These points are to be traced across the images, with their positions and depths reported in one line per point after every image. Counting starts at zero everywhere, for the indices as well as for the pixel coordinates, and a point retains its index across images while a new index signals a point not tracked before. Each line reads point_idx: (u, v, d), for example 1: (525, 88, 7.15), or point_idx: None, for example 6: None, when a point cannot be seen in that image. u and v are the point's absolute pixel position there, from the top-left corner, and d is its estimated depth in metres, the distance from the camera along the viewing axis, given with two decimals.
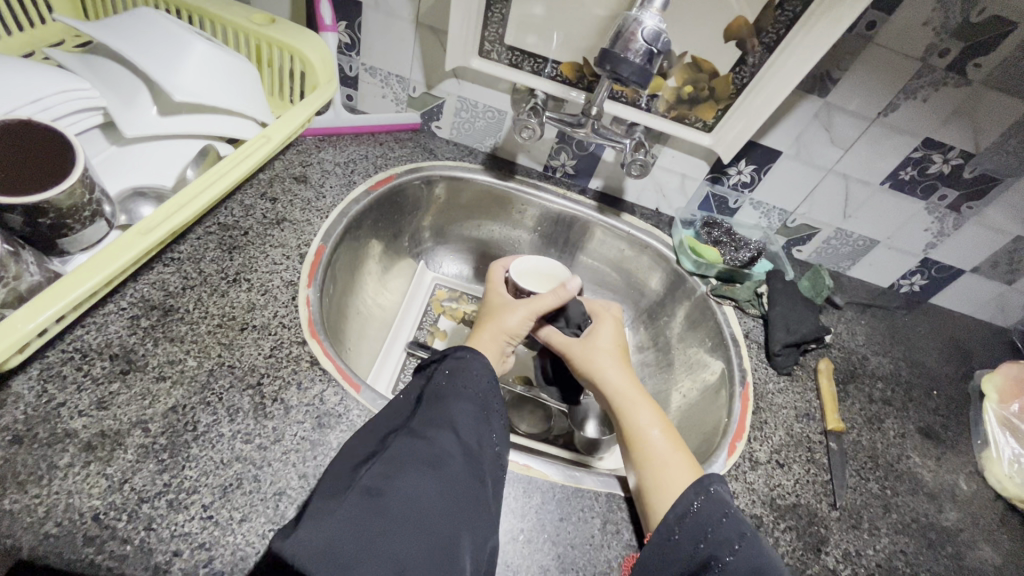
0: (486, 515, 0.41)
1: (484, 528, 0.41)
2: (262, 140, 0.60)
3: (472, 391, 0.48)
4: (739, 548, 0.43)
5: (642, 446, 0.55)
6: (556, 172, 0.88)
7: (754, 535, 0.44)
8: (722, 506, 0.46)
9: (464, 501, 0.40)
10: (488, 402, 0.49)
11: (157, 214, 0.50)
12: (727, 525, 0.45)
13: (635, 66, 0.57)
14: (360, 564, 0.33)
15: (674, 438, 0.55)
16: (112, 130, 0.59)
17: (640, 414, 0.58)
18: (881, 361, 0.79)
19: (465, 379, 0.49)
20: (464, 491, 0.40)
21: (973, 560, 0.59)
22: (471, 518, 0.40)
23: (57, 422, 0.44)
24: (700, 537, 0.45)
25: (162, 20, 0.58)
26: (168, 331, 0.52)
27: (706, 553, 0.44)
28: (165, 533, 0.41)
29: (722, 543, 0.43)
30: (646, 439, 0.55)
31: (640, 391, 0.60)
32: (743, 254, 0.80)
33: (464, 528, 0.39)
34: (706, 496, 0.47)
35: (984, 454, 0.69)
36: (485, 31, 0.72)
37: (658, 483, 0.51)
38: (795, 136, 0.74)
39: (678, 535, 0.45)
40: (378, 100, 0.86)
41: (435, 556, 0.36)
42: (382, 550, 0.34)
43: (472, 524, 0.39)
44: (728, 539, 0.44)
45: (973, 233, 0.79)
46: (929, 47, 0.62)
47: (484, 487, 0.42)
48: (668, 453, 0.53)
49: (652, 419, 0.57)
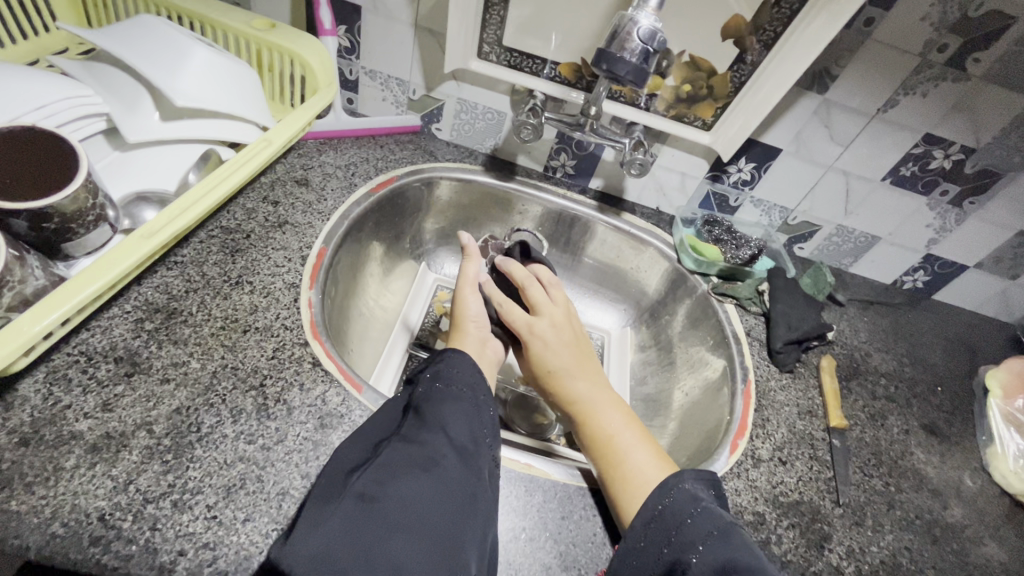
0: (484, 511, 0.42)
1: (483, 523, 0.41)
2: (263, 144, 0.60)
3: (458, 389, 0.49)
4: (703, 548, 0.43)
5: (608, 450, 0.54)
6: (557, 172, 0.88)
7: (723, 533, 0.43)
8: (689, 505, 0.46)
9: (460, 499, 0.40)
10: (478, 394, 0.50)
11: (161, 217, 0.50)
12: (691, 527, 0.44)
13: (631, 65, 0.57)
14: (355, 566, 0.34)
15: (643, 437, 0.55)
16: (115, 136, 0.60)
17: (608, 416, 0.57)
18: (884, 358, 0.78)
19: (449, 376, 0.50)
20: (459, 489, 0.41)
21: (978, 557, 0.59)
22: (469, 516, 0.40)
23: (63, 424, 0.45)
24: (664, 542, 0.45)
25: (163, 26, 0.59)
26: (172, 333, 0.53)
27: (672, 557, 0.44)
28: (170, 533, 0.42)
29: (687, 546, 0.43)
30: (614, 442, 0.55)
31: (608, 392, 0.60)
32: (744, 251, 0.81)
33: (464, 529, 0.39)
34: (671, 497, 0.47)
35: (989, 450, 0.69)
36: (484, 33, 0.72)
37: (628, 487, 0.51)
38: (795, 134, 0.74)
39: (645, 540, 0.46)
40: (379, 103, 0.87)
41: (436, 554, 0.36)
42: (377, 552, 0.35)
43: (470, 522, 0.40)
44: (692, 541, 0.43)
45: (975, 228, 0.79)
46: (928, 43, 0.62)
47: (481, 484, 0.43)
48: (638, 454, 0.53)
49: (620, 420, 0.57)
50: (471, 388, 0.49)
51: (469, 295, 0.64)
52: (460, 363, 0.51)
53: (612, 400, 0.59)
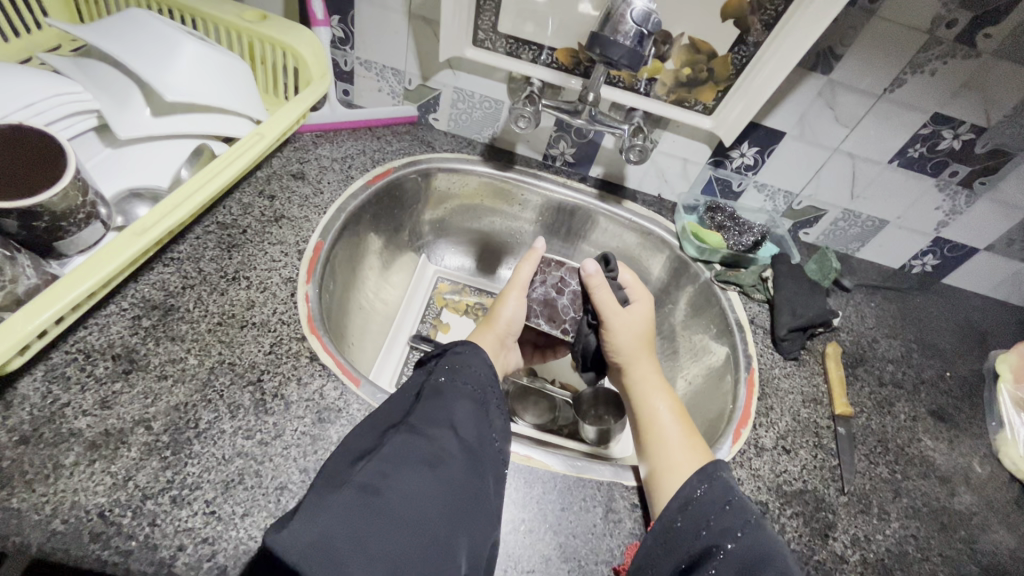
0: (487, 513, 0.42)
1: (483, 524, 0.41)
2: (256, 138, 0.60)
3: (471, 386, 0.49)
4: (741, 535, 0.43)
5: (657, 431, 0.56)
6: (556, 160, 0.87)
7: (758, 522, 0.44)
8: (727, 492, 0.46)
9: (464, 502, 0.40)
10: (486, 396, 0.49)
11: (154, 213, 0.50)
12: (731, 513, 0.45)
13: (623, 48, 0.56)
14: (354, 563, 0.33)
15: (688, 423, 0.57)
16: (106, 133, 0.60)
17: (659, 402, 0.60)
18: (892, 344, 0.77)
19: (466, 374, 0.49)
20: (465, 491, 0.41)
21: (986, 544, 0.58)
22: (464, 522, 0.40)
23: (62, 422, 0.45)
24: (702, 525, 0.45)
25: (153, 21, 0.58)
26: (170, 330, 0.53)
27: (708, 540, 0.44)
28: (169, 528, 0.42)
29: (724, 531, 0.43)
30: (662, 424, 0.57)
31: (665, 381, 0.62)
32: (747, 238, 0.79)
33: (459, 530, 0.39)
34: (711, 482, 0.47)
35: (999, 436, 0.68)
36: (478, 20, 0.71)
37: (670, 462, 0.52)
38: (798, 117, 0.73)
39: (681, 522, 0.45)
40: (374, 94, 0.86)
41: (433, 559, 0.37)
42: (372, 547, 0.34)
43: (471, 525, 0.40)
44: (730, 527, 0.43)
45: (986, 210, 0.77)
46: (936, 19, 0.60)
47: (483, 485, 0.43)
48: (681, 437, 0.55)
49: (669, 408, 0.59)
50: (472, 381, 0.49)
51: (512, 296, 0.69)
52: (468, 354, 0.52)
53: (664, 388, 0.61)
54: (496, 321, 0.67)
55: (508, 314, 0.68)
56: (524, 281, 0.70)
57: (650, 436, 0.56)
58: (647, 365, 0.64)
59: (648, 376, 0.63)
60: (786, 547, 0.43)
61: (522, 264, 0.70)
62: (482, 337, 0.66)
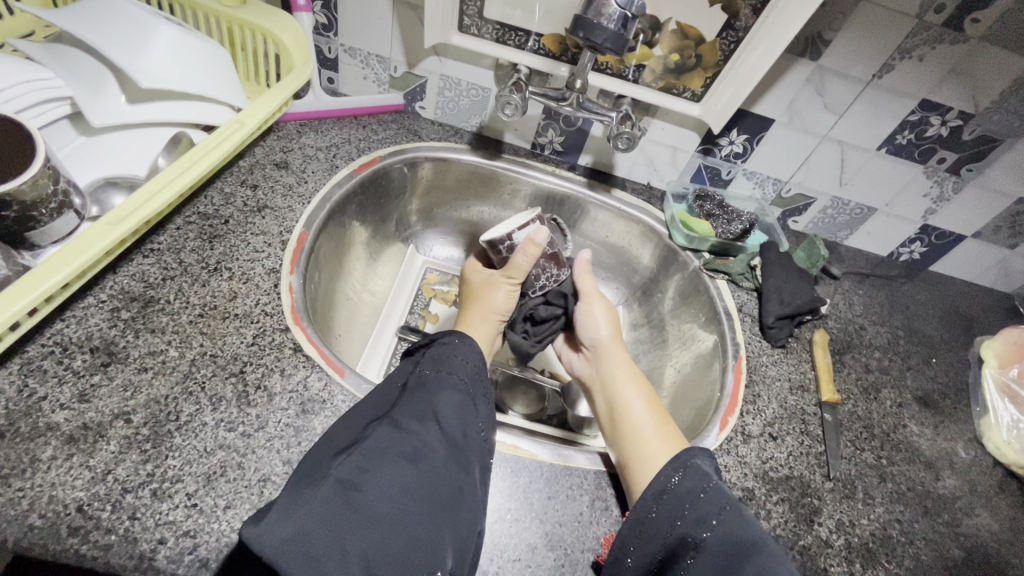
0: (474, 506, 0.41)
1: (468, 519, 0.40)
2: (235, 126, 0.58)
3: (455, 376, 0.48)
4: (717, 522, 0.43)
5: (627, 420, 0.56)
6: (544, 149, 0.86)
7: (736, 509, 0.43)
8: (703, 480, 0.45)
9: (444, 495, 0.39)
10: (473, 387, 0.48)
11: (129, 202, 0.49)
12: (705, 501, 0.44)
13: (609, 32, 0.55)
14: (330, 563, 0.33)
15: (659, 412, 0.57)
16: (81, 121, 0.58)
17: (630, 391, 0.60)
18: (879, 331, 0.77)
19: (456, 367, 0.48)
20: (446, 486, 0.40)
21: (969, 527, 0.59)
22: (449, 514, 0.39)
23: (38, 416, 0.44)
24: (677, 516, 0.44)
25: (127, 4, 0.56)
26: (149, 322, 0.52)
27: (683, 530, 0.44)
28: (149, 522, 0.41)
29: (699, 521, 0.43)
30: (635, 413, 0.57)
31: (635, 369, 0.62)
32: (736, 226, 0.78)
33: (441, 523, 0.38)
34: (686, 471, 0.46)
35: (983, 421, 0.68)
36: (464, 6, 0.70)
37: (642, 452, 0.52)
38: (787, 103, 0.72)
39: (656, 512, 0.45)
40: (360, 82, 0.85)
41: (412, 556, 0.36)
42: (345, 544, 0.34)
43: (454, 519, 0.39)
44: (706, 516, 0.43)
45: (972, 196, 0.77)
46: (924, 3, 0.59)
47: (470, 479, 0.42)
48: (656, 427, 0.55)
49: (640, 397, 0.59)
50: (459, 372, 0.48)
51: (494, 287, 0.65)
52: (457, 347, 0.50)
53: (636, 377, 0.61)
54: (483, 308, 0.65)
55: (495, 301, 0.65)
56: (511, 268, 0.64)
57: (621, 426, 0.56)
58: (616, 353, 0.64)
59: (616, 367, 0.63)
60: (764, 530, 0.43)
61: (519, 255, 0.62)
62: (471, 325, 0.64)
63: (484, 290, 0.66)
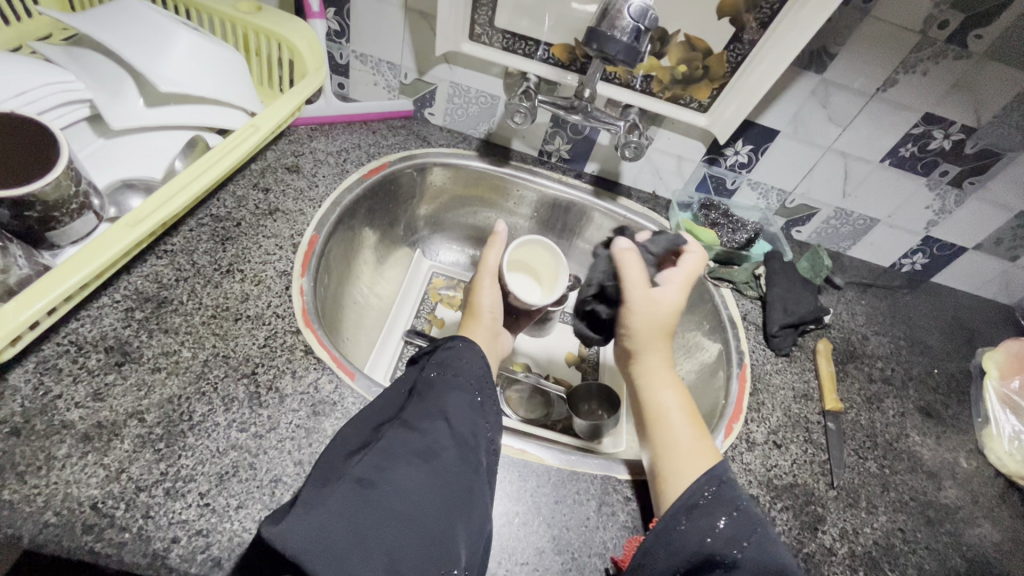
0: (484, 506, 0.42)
1: (480, 514, 0.41)
2: (250, 130, 0.59)
3: (464, 379, 0.49)
4: (748, 545, 0.43)
5: (666, 429, 0.56)
6: (551, 156, 0.87)
7: (765, 533, 0.44)
8: (709, 492, 0.46)
9: (461, 499, 0.40)
10: (483, 388, 0.50)
11: (148, 204, 0.50)
12: (738, 521, 0.44)
13: (621, 44, 0.56)
14: (355, 562, 0.34)
15: (697, 424, 0.57)
16: (99, 123, 0.59)
17: (668, 401, 0.59)
18: (881, 341, 0.78)
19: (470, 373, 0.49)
20: (466, 492, 0.40)
21: (972, 537, 0.60)
22: (464, 514, 0.39)
23: (54, 414, 0.45)
24: (707, 532, 0.44)
25: (146, 9, 0.57)
26: (162, 322, 0.52)
27: (711, 548, 0.43)
28: (163, 520, 0.42)
29: (730, 540, 0.43)
30: (673, 426, 0.56)
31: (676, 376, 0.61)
32: (741, 235, 0.80)
33: (458, 518, 0.39)
34: (719, 487, 0.47)
35: (985, 431, 0.69)
36: (475, 15, 0.71)
37: (682, 466, 0.52)
38: (793, 115, 0.73)
39: (685, 525, 0.45)
40: (370, 88, 0.86)
41: (432, 553, 0.36)
42: (364, 540, 0.34)
43: (468, 514, 0.40)
44: (737, 537, 0.43)
45: (974, 209, 0.78)
46: (928, 19, 0.60)
47: (479, 478, 0.42)
48: (691, 440, 0.54)
49: (678, 404, 0.58)
50: (470, 377, 0.49)
51: (485, 286, 0.68)
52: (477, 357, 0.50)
53: (675, 384, 0.61)
54: (479, 312, 0.67)
55: (488, 302, 0.68)
56: (489, 266, 0.70)
57: (659, 434, 0.56)
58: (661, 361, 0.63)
59: (658, 372, 0.62)
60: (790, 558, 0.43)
61: (489, 252, 0.71)
62: (471, 328, 0.66)
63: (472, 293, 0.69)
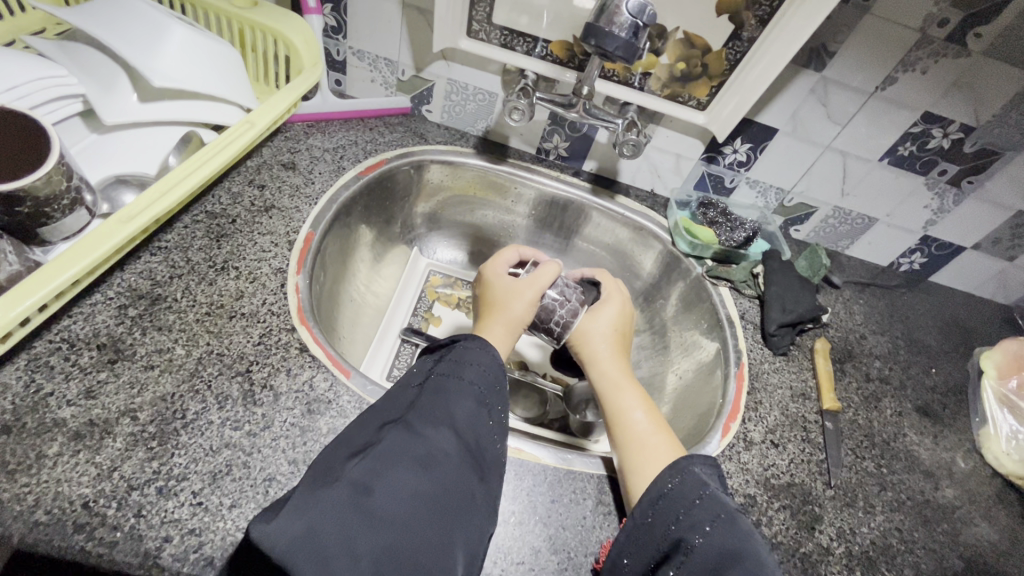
0: (481, 512, 0.41)
1: (478, 525, 0.41)
2: (246, 126, 0.59)
3: (473, 384, 0.47)
4: (711, 529, 0.42)
5: (626, 428, 0.56)
6: (549, 154, 0.87)
7: (731, 519, 0.43)
8: (705, 489, 0.45)
9: (455, 501, 0.40)
10: (489, 394, 0.48)
11: (140, 201, 0.49)
12: (700, 507, 0.44)
13: (619, 40, 0.56)
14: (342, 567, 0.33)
15: (658, 420, 0.56)
16: (93, 118, 0.59)
17: (628, 399, 0.58)
18: (879, 341, 0.78)
19: (472, 374, 0.48)
20: (462, 497, 0.40)
21: (968, 536, 0.59)
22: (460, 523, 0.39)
23: (45, 412, 0.44)
24: (672, 519, 0.44)
25: (141, 4, 0.57)
26: (156, 320, 0.52)
27: (678, 533, 0.43)
28: (155, 519, 0.41)
29: (694, 525, 0.43)
30: (633, 424, 0.56)
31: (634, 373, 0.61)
32: (739, 234, 0.79)
33: (455, 527, 0.39)
34: (683, 476, 0.46)
35: (982, 431, 0.69)
36: (473, 11, 0.70)
37: (643, 461, 0.51)
38: (791, 114, 0.73)
39: (652, 517, 0.45)
40: (367, 84, 0.85)
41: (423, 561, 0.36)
42: (351, 549, 0.34)
43: (465, 525, 0.39)
44: (700, 521, 0.43)
45: (973, 208, 0.78)
46: (927, 17, 0.60)
47: (480, 485, 0.42)
48: (646, 441, 0.54)
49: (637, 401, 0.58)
50: (477, 381, 0.48)
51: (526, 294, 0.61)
52: (479, 356, 0.49)
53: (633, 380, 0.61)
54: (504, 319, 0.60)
55: (519, 314, 0.60)
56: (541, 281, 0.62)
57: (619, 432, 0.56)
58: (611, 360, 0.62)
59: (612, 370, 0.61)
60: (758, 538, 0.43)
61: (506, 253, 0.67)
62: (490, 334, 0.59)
63: (505, 297, 0.61)
